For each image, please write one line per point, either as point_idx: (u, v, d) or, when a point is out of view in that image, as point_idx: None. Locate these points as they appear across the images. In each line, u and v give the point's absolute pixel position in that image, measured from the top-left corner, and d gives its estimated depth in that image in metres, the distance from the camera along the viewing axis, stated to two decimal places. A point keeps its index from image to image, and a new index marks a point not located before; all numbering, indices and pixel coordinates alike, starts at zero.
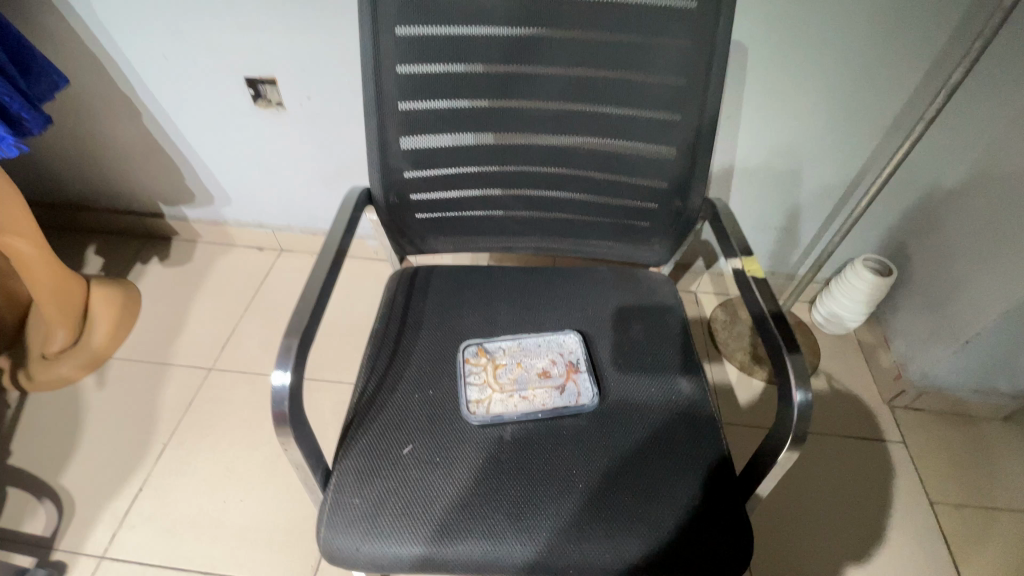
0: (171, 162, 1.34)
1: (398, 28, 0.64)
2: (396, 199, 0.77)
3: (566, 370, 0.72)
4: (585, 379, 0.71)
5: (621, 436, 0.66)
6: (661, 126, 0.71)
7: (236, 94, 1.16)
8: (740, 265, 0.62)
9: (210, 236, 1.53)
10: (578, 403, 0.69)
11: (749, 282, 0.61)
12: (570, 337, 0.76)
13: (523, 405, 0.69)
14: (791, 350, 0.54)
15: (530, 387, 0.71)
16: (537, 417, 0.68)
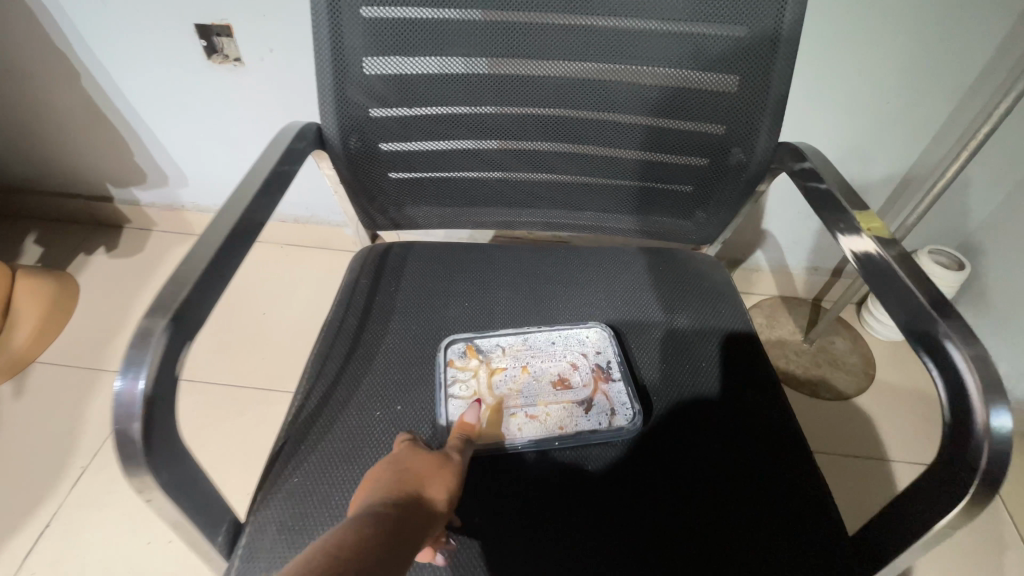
0: (114, 135, 1.15)
1: None
2: (360, 146, 0.58)
3: (591, 378, 0.55)
4: (618, 391, 0.54)
5: (664, 474, 0.48)
6: (722, 47, 0.52)
7: (184, 46, 0.96)
8: (855, 224, 0.47)
9: (166, 223, 1.34)
10: (611, 426, 0.51)
11: (872, 245, 0.45)
12: (596, 334, 0.58)
13: (530, 428, 0.51)
14: (967, 342, 0.37)
15: (542, 402, 0.53)
16: (552, 445, 0.50)
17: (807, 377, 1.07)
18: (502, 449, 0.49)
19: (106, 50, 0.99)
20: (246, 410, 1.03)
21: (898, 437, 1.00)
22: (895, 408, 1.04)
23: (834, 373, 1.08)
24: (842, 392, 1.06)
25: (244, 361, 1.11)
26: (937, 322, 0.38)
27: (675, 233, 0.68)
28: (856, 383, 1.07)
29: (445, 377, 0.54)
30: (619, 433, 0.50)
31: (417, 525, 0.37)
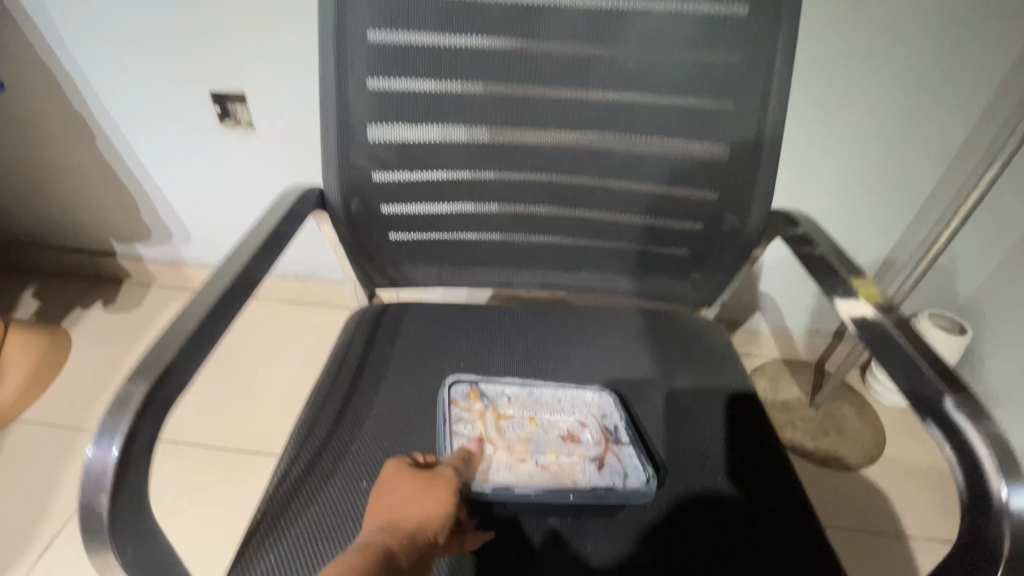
0: (124, 192, 1.18)
1: None
2: (361, 208, 0.59)
3: (601, 440, 0.54)
4: (628, 457, 0.52)
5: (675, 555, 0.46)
6: (711, 119, 0.54)
7: (200, 112, 1.01)
8: (852, 289, 0.48)
9: (166, 279, 1.35)
10: (625, 488, 0.49)
11: (869, 311, 0.46)
12: (602, 397, 0.57)
13: (541, 478, 0.51)
14: (977, 417, 0.36)
15: (554, 453, 0.53)
16: (566, 497, 0.48)
17: (816, 446, 1.03)
18: (515, 495, 0.48)
19: (125, 115, 1.04)
20: (229, 475, 0.99)
21: (910, 511, 0.96)
22: (906, 478, 1.00)
23: (843, 441, 1.04)
24: (852, 461, 1.02)
25: (231, 421, 1.07)
26: (943, 393, 0.37)
27: (677, 296, 0.67)
28: (865, 451, 1.03)
29: (449, 415, 0.53)
30: (630, 497, 0.49)
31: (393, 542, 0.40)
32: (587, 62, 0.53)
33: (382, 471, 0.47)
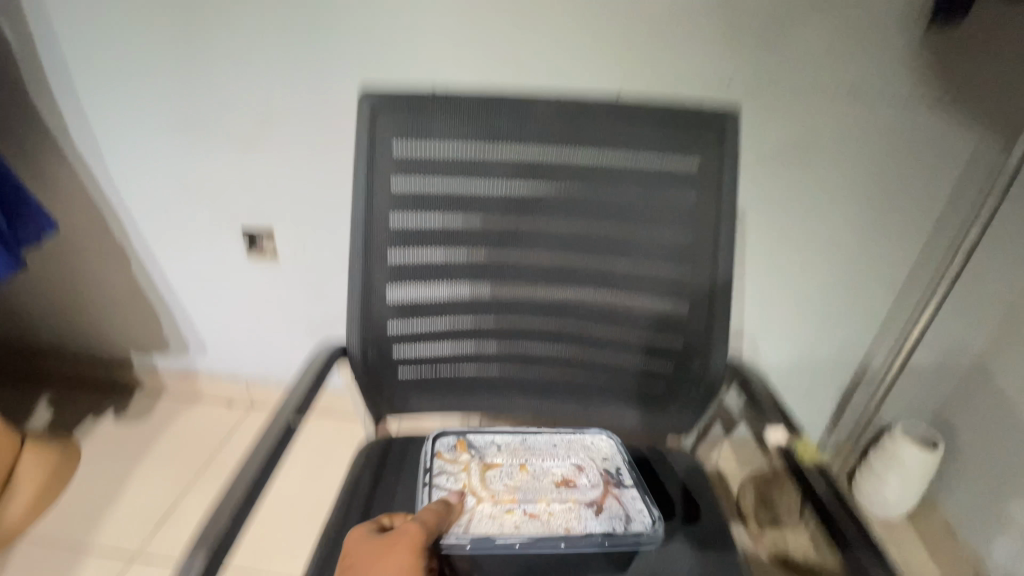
0: (151, 311, 1.27)
1: (397, 153, 0.61)
2: (376, 354, 0.68)
3: (601, 483, 0.64)
4: (629, 497, 0.63)
5: None
6: (673, 282, 0.65)
7: (231, 243, 1.12)
8: (795, 452, 0.58)
9: (178, 388, 1.40)
10: (630, 530, 0.60)
11: (808, 474, 0.57)
12: (603, 441, 0.69)
13: (529, 526, 0.59)
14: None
15: (544, 500, 0.62)
16: (558, 545, 0.58)
17: (808, 564, 1.06)
18: (500, 545, 0.58)
19: (162, 245, 1.16)
20: None
21: None
22: None
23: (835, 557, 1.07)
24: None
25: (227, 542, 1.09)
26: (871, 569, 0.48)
27: (659, 428, 0.73)
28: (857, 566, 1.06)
29: (433, 466, 0.64)
30: (637, 539, 0.59)
31: None
32: (569, 232, 0.65)
33: (352, 542, 0.53)
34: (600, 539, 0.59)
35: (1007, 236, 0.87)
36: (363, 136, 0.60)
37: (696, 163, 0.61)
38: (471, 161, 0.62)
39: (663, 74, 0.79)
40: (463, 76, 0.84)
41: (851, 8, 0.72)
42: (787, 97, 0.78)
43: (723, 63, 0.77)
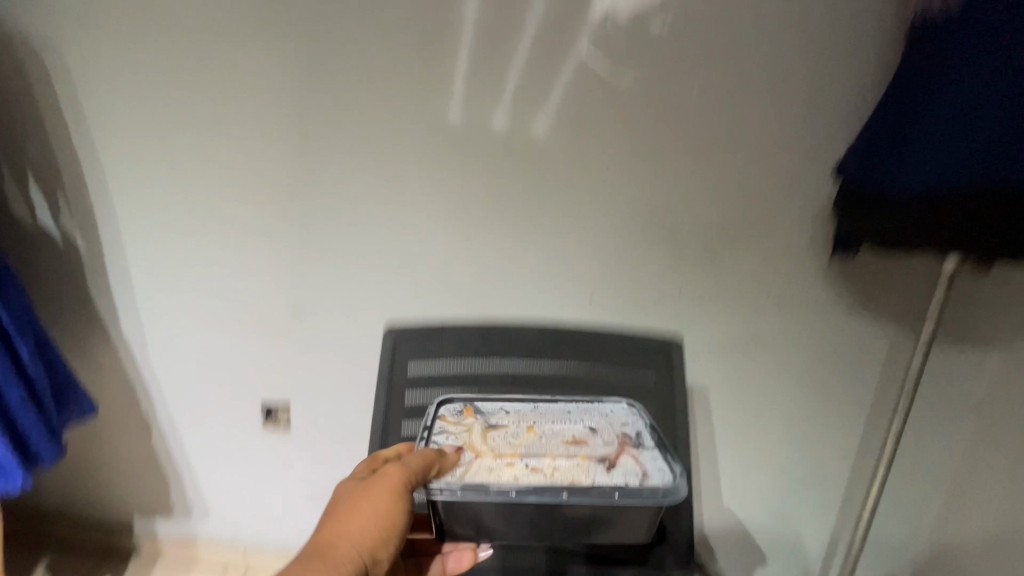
0: (162, 478, 1.33)
1: (410, 369, 0.75)
2: None
3: (618, 442, 0.63)
4: (646, 456, 0.62)
5: None
6: None
7: (249, 415, 1.22)
8: None
9: (174, 554, 1.41)
10: (645, 484, 0.59)
11: None
12: (618, 408, 0.68)
13: (530, 478, 0.58)
14: None
15: (550, 455, 0.61)
16: (559, 496, 0.58)
17: None
18: (495, 492, 0.58)
19: (183, 417, 1.24)
20: None
21: None
22: None
23: None
24: None
25: None
26: None
27: None
28: None
29: (434, 426, 0.66)
30: (652, 494, 0.58)
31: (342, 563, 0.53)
32: None
33: (338, 493, 0.59)
34: (603, 493, 0.58)
35: (947, 420, 0.96)
36: (384, 358, 0.75)
37: (651, 378, 0.76)
38: (469, 374, 0.76)
39: (624, 291, 0.97)
40: (464, 294, 1.02)
41: (769, 241, 0.91)
42: (726, 308, 0.96)
43: (672, 281, 0.96)
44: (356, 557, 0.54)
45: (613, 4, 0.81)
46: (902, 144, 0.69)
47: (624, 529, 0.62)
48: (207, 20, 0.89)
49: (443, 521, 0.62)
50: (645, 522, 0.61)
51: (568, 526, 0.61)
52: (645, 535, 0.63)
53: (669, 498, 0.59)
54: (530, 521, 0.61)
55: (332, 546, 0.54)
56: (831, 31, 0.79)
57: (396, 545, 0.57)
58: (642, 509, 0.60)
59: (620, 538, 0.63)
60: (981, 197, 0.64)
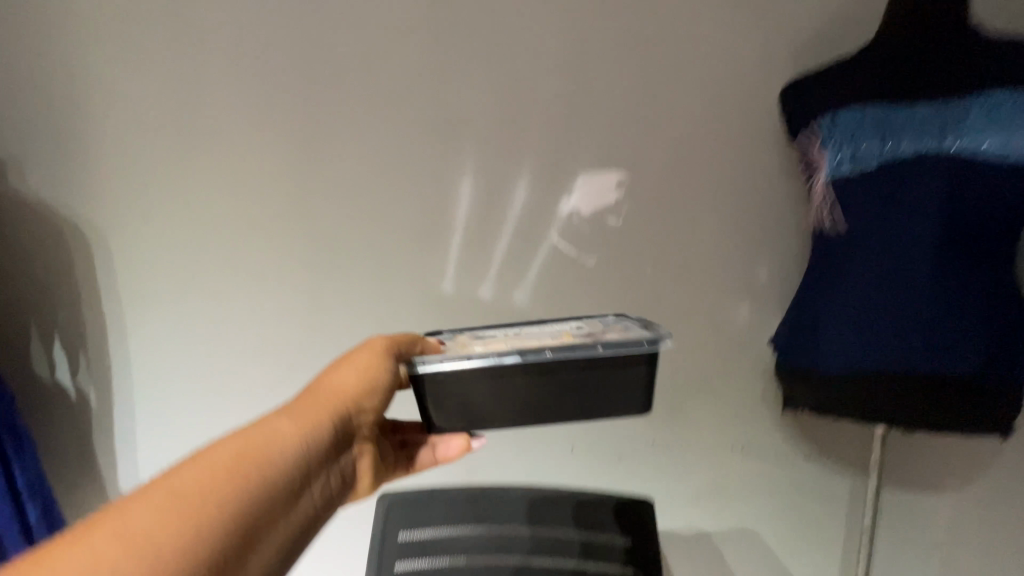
0: None
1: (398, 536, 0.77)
2: None
3: (602, 330, 0.66)
4: (632, 331, 0.63)
5: (619, 388, 0.59)
6: None
7: None
8: None
9: None
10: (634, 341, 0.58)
11: None
12: (609, 318, 0.73)
13: (512, 347, 0.59)
14: None
15: (533, 342, 0.60)
16: (541, 351, 0.56)
17: None
18: (476, 358, 0.56)
19: None
20: None
21: None
22: None
23: None
24: None
25: None
26: None
27: None
28: None
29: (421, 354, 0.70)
30: (639, 344, 0.57)
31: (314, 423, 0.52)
32: None
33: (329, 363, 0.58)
34: (585, 350, 0.56)
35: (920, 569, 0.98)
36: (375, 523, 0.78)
37: (628, 540, 0.80)
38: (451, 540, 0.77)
39: (604, 446, 0.98)
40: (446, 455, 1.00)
41: (731, 396, 0.98)
42: (695, 457, 0.99)
43: (645, 432, 0.98)
44: (338, 407, 0.54)
45: (572, 208, 0.95)
46: (821, 334, 0.76)
47: (616, 401, 0.59)
48: (231, 201, 0.96)
49: (431, 407, 0.58)
50: (639, 391, 0.59)
51: (563, 399, 0.58)
52: (643, 405, 0.60)
53: (654, 350, 0.58)
54: (519, 411, 0.58)
55: (315, 401, 0.54)
56: (757, 225, 0.94)
57: (385, 399, 0.58)
58: (629, 371, 0.58)
59: (616, 409, 0.60)
60: (902, 384, 0.70)
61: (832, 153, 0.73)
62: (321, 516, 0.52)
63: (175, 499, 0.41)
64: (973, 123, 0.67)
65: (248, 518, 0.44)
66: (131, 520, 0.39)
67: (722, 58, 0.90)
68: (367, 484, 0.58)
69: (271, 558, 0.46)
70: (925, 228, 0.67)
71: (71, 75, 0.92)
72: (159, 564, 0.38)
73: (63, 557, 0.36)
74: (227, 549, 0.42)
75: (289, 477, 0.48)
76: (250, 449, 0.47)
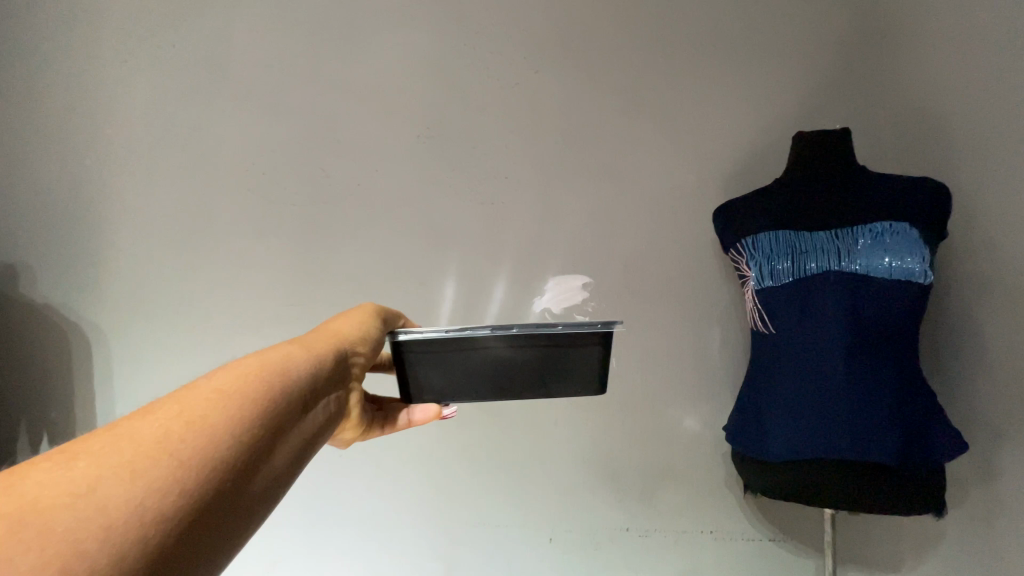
0: None
1: None
2: None
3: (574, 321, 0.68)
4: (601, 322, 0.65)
5: (579, 366, 0.62)
6: None
7: None
8: None
9: None
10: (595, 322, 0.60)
11: None
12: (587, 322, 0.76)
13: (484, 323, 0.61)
14: None
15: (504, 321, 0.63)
16: (510, 329, 0.59)
17: None
18: (450, 331, 0.59)
19: None
20: None
21: None
22: None
23: None
24: None
25: None
26: None
27: None
28: None
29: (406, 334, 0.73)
30: (598, 325, 0.60)
31: (324, 351, 0.49)
32: None
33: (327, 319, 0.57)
34: (546, 325, 0.58)
35: None
36: None
37: None
38: None
39: (579, 535, 1.03)
40: (431, 552, 1.03)
41: (698, 474, 1.02)
42: (668, 543, 1.03)
43: (618, 519, 1.03)
44: (337, 342, 0.52)
45: (543, 307, 1.03)
46: (763, 424, 0.85)
47: (573, 379, 0.62)
48: (236, 307, 1.07)
49: (407, 375, 0.62)
50: (594, 371, 0.62)
51: (528, 377, 0.61)
52: (599, 385, 0.63)
53: (608, 332, 0.60)
54: (489, 388, 0.62)
55: (312, 337, 0.51)
56: (711, 321, 1.03)
57: (376, 349, 0.57)
58: (585, 350, 0.61)
59: (572, 389, 0.63)
60: (833, 472, 0.78)
61: (754, 269, 0.88)
62: (321, 441, 0.47)
63: (196, 401, 0.37)
64: (865, 247, 0.81)
65: (267, 421, 0.40)
66: (149, 423, 0.34)
67: (668, 178, 1.04)
68: (354, 417, 0.54)
69: (285, 470, 0.41)
70: (834, 333, 0.80)
71: (110, 205, 1.08)
72: (192, 458, 0.34)
73: (89, 460, 0.31)
74: (250, 448, 0.38)
75: (302, 390, 0.44)
76: (262, 361, 0.43)
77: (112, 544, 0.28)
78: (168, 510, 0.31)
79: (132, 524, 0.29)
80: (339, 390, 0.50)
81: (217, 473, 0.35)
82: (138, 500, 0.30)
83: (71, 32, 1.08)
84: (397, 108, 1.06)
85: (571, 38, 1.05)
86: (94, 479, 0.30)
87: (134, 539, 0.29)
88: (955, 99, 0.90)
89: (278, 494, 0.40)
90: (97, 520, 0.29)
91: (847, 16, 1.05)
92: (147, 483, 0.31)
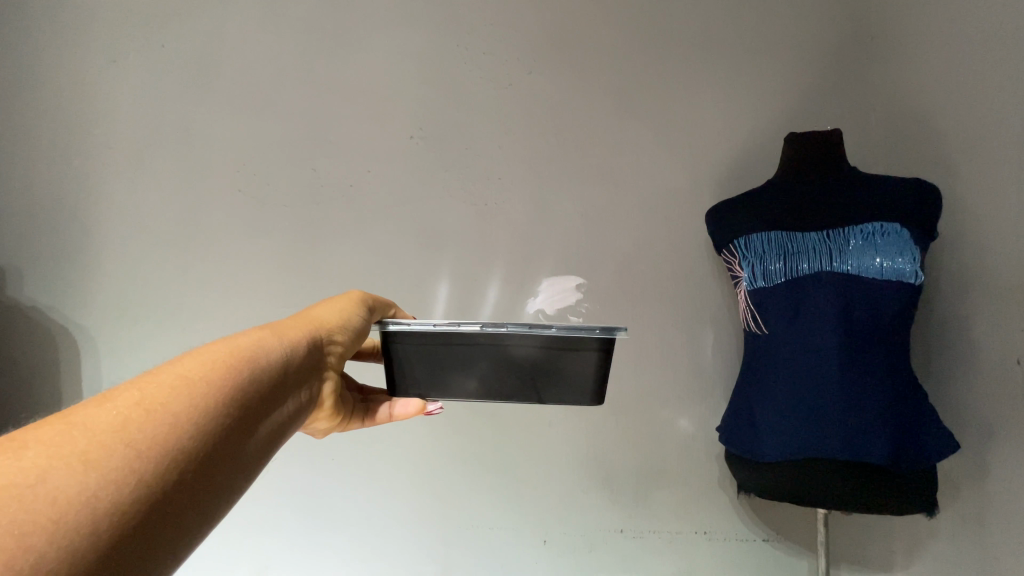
0: None
1: None
2: None
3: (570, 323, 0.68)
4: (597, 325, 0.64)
5: (574, 373, 0.61)
6: None
7: None
8: None
9: None
10: (597, 331, 0.58)
11: None
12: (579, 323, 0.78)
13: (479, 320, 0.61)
14: None
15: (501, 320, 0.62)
16: (503, 328, 0.58)
17: None
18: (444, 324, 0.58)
19: None
20: None
21: None
22: None
23: None
24: None
25: None
26: None
27: None
28: None
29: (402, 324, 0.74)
30: (599, 332, 0.58)
31: (297, 339, 0.49)
32: None
33: (306, 307, 0.56)
34: (541, 328, 0.58)
35: None
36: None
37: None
38: None
39: (574, 535, 1.02)
40: (426, 553, 1.02)
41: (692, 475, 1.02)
42: (664, 544, 1.02)
43: (613, 520, 1.02)
44: (313, 331, 0.51)
45: (539, 308, 1.03)
46: (754, 422, 0.85)
47: (568, 385, 0.61)
48: (229, 308, 1.06)
49: (396, 367, 0.62)
50: (591, 377, 0.61)
51: (520, 380, 0.61)
52: (594, 395, 0.61)
53: (608, 338, 0.59)
54: (479, 387, 0.61)
55: (287, 324, 0.51)
56: (704, 323, 1.03)
57: (356, 337, 0.56)
58: (582, 357, 0.60)
59: (566, 395, 0.62)
60: (817, 467, 0.79)
61: (747, 269, 0.88)
62: (292, 431, 0.47)
63: (158, 388, 0.37)
64: (856, 247, 0.82)
65: (233, 411, 0.39)
66: (107, 412, 0.34)
67: (662, 179, 1.04)
68: (328, 407, 0.53)
69: (250, 461, 0.40)
70: (822, 332, 0.80)
71: (104, 208, 1.07)
72: (150, 448, 0.33)
73: (39, 449, 0.30)
74: (213, 439, 0.37)
75: (272, 379, 0.44)
76: (230, 348, 0.43)
77: (61, 537, 0.28)
78: (122, 503, 0.31)
79: (82, 517, 0.29)
80: (310, 376, 0.49)
81: (177, 464, 0.34)
82: (91, 491, 0.30)
83: (63, 33, 1.08)
84: (391, 108, 1.06)
85: (566, 40, 1.05)
86: (44, 468, 0.29)
87: (84, 533, 0.29)
88: (945, 101, 0.91)
89: (242, 487, 0.40)
90: (46, 512, 0.28)
91: (837, 20, 1.06)
92: (100, 474, 0.31)
